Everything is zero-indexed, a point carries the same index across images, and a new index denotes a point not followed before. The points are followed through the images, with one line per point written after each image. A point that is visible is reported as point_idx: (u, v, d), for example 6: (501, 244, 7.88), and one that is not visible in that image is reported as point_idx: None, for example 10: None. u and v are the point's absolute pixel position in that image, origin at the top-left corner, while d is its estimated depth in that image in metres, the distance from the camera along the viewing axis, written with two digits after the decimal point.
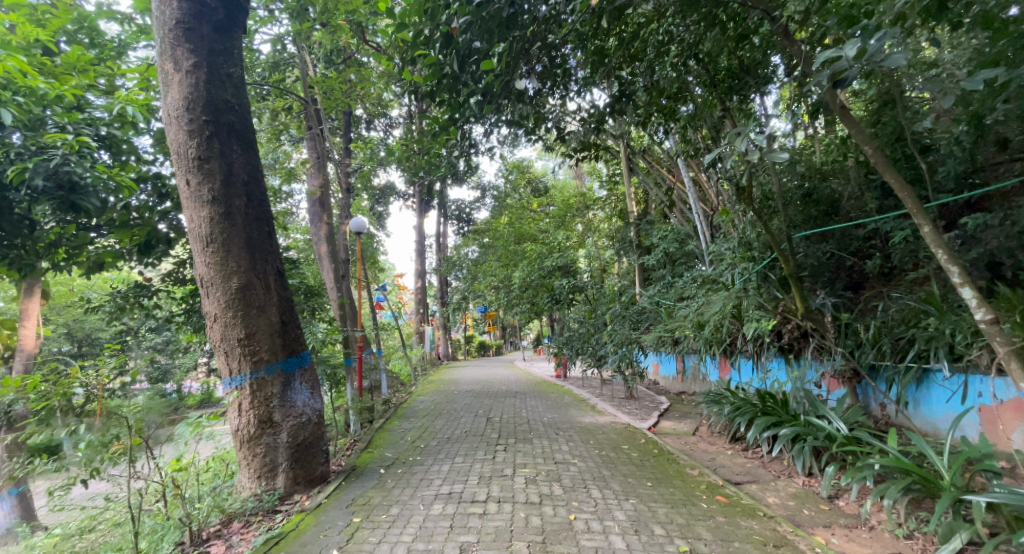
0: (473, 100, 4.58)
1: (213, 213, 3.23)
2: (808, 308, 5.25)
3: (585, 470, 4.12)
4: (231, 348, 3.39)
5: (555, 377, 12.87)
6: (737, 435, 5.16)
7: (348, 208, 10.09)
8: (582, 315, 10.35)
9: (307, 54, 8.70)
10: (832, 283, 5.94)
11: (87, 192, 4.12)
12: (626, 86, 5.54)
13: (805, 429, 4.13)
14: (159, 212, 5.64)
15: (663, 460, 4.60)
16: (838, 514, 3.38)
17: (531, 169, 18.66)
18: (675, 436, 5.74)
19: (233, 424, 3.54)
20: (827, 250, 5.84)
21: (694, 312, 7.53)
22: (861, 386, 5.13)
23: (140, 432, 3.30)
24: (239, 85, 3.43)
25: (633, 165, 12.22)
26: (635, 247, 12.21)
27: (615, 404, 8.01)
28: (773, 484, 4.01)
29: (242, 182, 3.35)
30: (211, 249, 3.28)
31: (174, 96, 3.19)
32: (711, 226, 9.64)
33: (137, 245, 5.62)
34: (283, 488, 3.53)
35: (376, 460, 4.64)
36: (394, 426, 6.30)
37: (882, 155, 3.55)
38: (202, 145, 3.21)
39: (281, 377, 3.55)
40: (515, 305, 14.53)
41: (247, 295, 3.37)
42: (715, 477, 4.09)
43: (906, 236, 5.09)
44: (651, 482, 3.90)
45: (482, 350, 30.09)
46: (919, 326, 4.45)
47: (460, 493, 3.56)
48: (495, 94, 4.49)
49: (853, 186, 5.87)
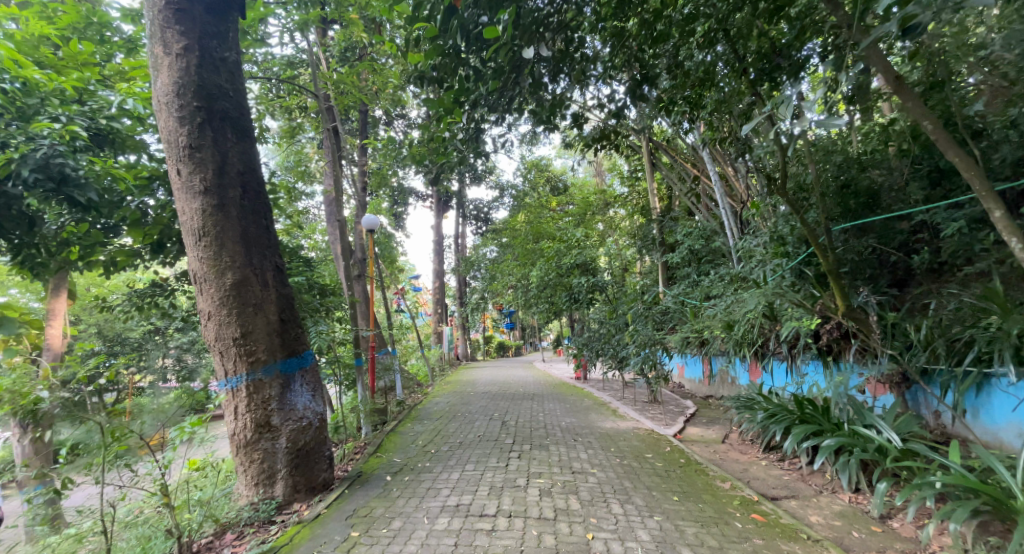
0: (479, 81, 4.24)
1: (206, 205, 3.03)
2: (851, 306, 4.86)
3: (605, 481, 3.80)
4: (226, 348, 3.20)
5: (575, 378, 12.55)
6: (771, 445, 4.79)
7: (365, 207, 10.01)
8: (603, 315, 10.03)
9: (322, 52, 8.62)
10: (875, 280, 5.51)
11: (77, 185, 3.92)
12: (648, 71, 5.22)
13: (851, 439, 3.76)
14: (171, 210, 5.57)
15: (690, 471, 4.26)
16: (893, 537, 3.02)
17: (550, 167, 18.36)
18: (703, 444, 5.40)
19: (230, 427, 3.36)
20: (870, 244, 5.42)
21: (722, 311, 7.15)
22: (911, 392, 4.70)
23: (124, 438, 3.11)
24: (234, 70, 3.23)
25: (656, 160, 11.80)
26: (658, 245, 11.80)
27: (638, 408, 7.66)
28: (815, 500, 3.65)
29: (237, 172, 3.15)
30: (203, 243, 3.08)
31: (163, 80, 2.99)
32: (738, 222, 9.23)
33: (151, 243, 5.55)
34: (281, 496, 3.34)
35: (383, 467, 4.40)
36: (406, 429, 6.10)
37: (945, 131, 3.18)
38: (193, 132, 3.01)
39: (280, 379, 3.35)
40: (533, 305, 14.26)
41: (243, 291, 3.17)
42: (749, 491, 3.76)
43: (959, 228, 4.66)
44: (677, 496, 3.56)
45: (501, 351, 29.96)
46: (979, 326, 4.03)
47: (468, 506, 3.30)
48: (503, 71, 4.06)
49: (897, 176, 5.45)
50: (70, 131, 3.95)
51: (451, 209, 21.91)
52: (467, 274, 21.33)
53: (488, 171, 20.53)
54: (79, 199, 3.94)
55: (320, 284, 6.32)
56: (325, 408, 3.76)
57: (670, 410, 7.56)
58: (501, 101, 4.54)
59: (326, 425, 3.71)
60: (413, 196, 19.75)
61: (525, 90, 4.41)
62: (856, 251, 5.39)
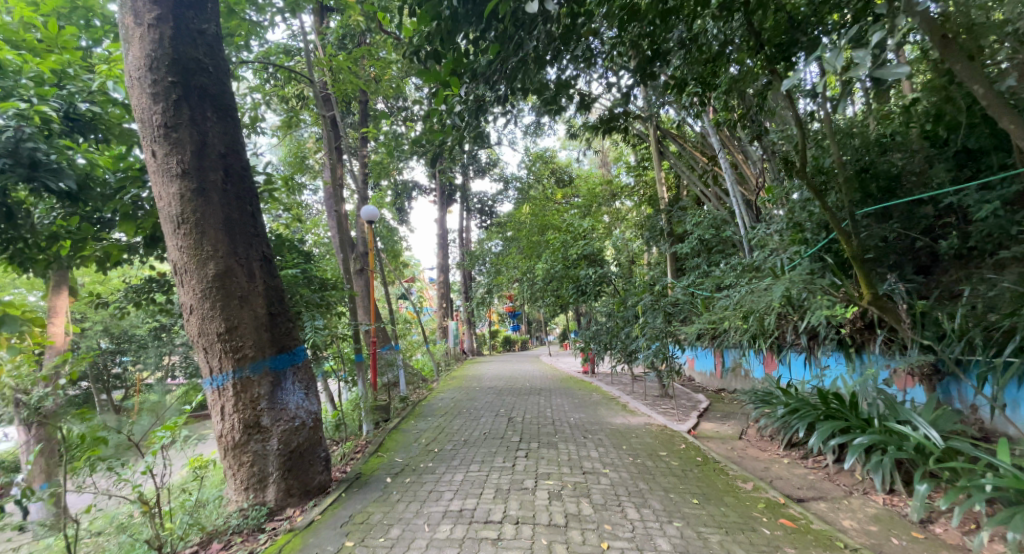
0: (479, 48, 4.04)
1: (184, 189, 2.80)
2: (878, 295, 4.60)
3: (619, 483, 3.56)
4: (209, 344, 2.98)
5: (582, 372, 12.32)
6: (794, 441, 4.56)
7: (366, 199, 9.80)
8: (611, 308, 9.80)
9: (319, 40, 8.37)
10: (901, 267, 5.23)
11: (50, 171, 3.67)
12: (659, 47, 4.93)
13: (884, 437, 3.52)
14: None
15: (708, 470, 4.03)
16: (938, 545, 2.77)
17: (555, 159, 18.10)
18: (719, 440, 5.18)
19: (218, 429, 3.15)
20: (896, 229, 5.13)
21: (736, 302, 6.89)
22: (942, 384, 4.47)
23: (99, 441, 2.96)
24: (214, 44, 2.99)
25: (664, 148, 11.48)
26: (666, 236, 11.51)
27: (649, 403, 7.42)
28: (846, 503, 3.42)
29: (218, 154, 2.91)
30: (183, 231, 2.86)
31: (135, 54, 2.76)
32: (750, 210, 8.95)
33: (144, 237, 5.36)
34: (273, 502, 3.12)
35: (383, 467, 4.19)
36: (409, 426, 5.90)
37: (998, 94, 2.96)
38: (168, 110, 2.78)
39: (270, 376, 3.13)
40: (539, 299, 14.02)
41: (227, 283, 2.94)
42: (774, 493, 3.52)
43: (994, 210, 4.36)
44: (697, 499, 3.32)
45: (507, 345, 29.83)
46: (1021, 314, 3.75)
47: (472, 511, 3.07)
48: (505, 33, 3.86)
49: (923, 156, 5.15)
50: (40, 111, 3.69)
51: (456, 202, 21.64)
52: (472, 268, 21.14)
53: (492, 164, 20.23)
54: (53, 186, 3.69)
55: (320, 278, 6.10)
56: (320, 406, 3.55)
57: (682, 404, 7.32)
58: (501, 77, 4.31)
59: (321, 425, 3.50)
60: (417, 189, 19.48)
61: (528, 64, 4.19)
62: (880, 236, 5.11)
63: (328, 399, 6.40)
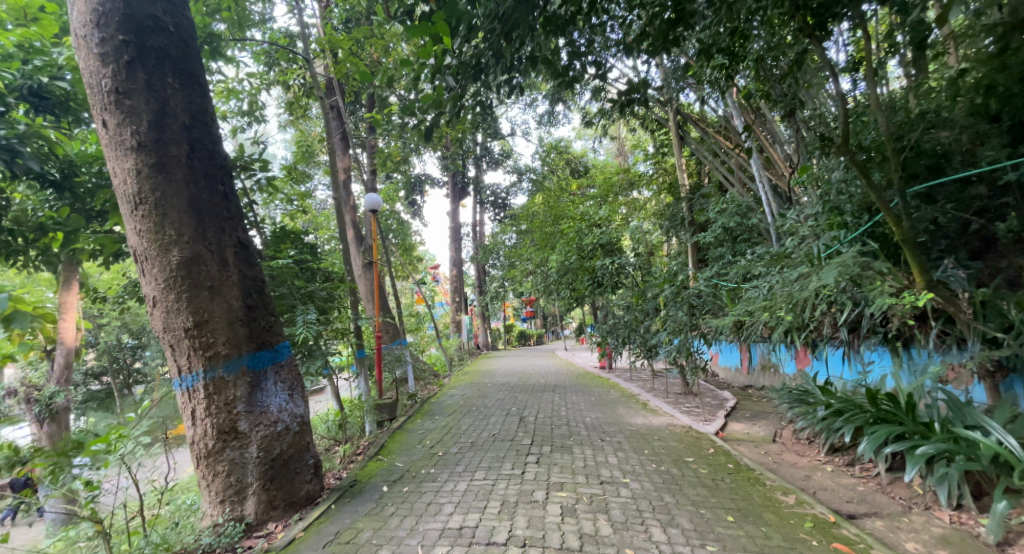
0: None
1: (140, 164, 2.49)
2: (931, 285, 4.12)
3: (641, 496, 3.16)
4: (176, 340, 2.65)
5: (599, 368, 11.88)
6: (838, 446, 4.17)
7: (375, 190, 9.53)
8: (629, 300, 9.37)
9: (322, 23, 8.05)
10: (954, 252, 4.70)
11: (2, 149, 3.37)
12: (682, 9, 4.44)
13: (952, 446, 3.08)
14: None
15: (743, 480, 3.60)
16: None
17: (570, 149, 17.65)
18: (751, 444, 4.75)
19: (191, 435, 2.83)
20: (949, 209, 4.59)
21: (765, 293, 6.40)
22: (1007, 382, 4.02)
23: (45, 453, 2.62)
24: (174, 1, 2.68)
25: (684, 133, 10.97)
26: (687, 225, 11.00)
27: (671, 401, 6.98)
28: (906, 522, 2.98)
29: (181, 125, 2.59)
30: (141, 213, 2.54)
31: (80, 9, 2.46)
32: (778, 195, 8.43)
33: None
34: (252, 516, 2.80)
35: (381, 473, 3.84)
36: (415, 426, 5.58)
37: None
38: (120, 73, 2.47)
39: (247, 376, 2.80)
40: (553, 292, 13.60)
41: (194, 271, 2.61)
42: (821, 508, 3.09)
43: None
44: (733, 516, 2.91)
45: (522, 339, 29.54)
46: None
47: (472, 530, 2.71)
48: None
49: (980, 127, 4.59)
50: None
51: (469, 195, 21.34)
52: (486, 261, 20.85)
53: (505, 155, 19.87)
54: (8, 164, 3.39)
55: (320, 270, 5.77)
56: (308, 409, 3.22)
57: (708, 402, 6.87)
58: (500, 30, 3.91)
59: (309, 429, 3.16)
60: (429, 182, 19.17)
61: (529, 13, 3.78)
62: (932, 217, 4.57)
63: (331, 397, 6.10)
